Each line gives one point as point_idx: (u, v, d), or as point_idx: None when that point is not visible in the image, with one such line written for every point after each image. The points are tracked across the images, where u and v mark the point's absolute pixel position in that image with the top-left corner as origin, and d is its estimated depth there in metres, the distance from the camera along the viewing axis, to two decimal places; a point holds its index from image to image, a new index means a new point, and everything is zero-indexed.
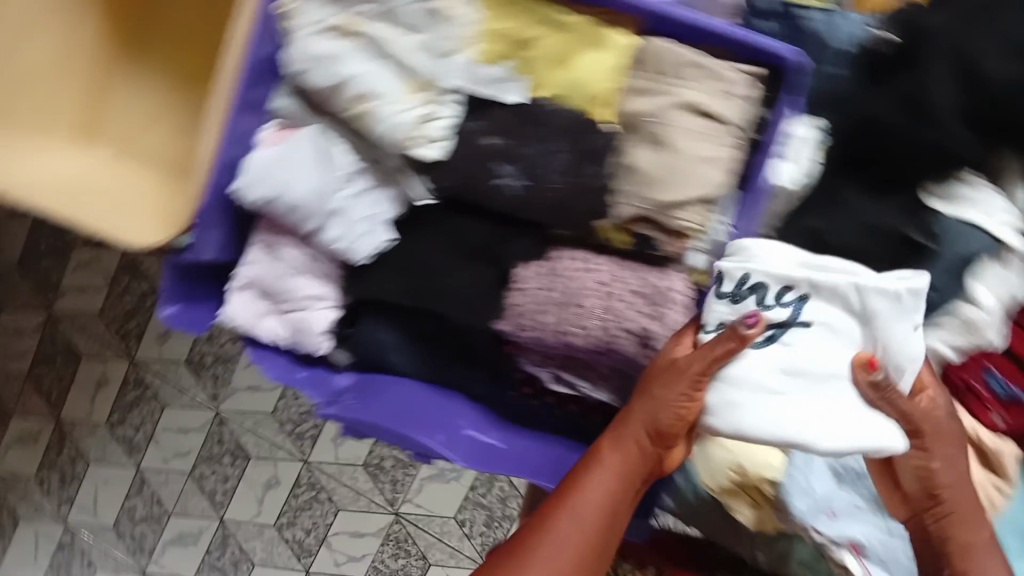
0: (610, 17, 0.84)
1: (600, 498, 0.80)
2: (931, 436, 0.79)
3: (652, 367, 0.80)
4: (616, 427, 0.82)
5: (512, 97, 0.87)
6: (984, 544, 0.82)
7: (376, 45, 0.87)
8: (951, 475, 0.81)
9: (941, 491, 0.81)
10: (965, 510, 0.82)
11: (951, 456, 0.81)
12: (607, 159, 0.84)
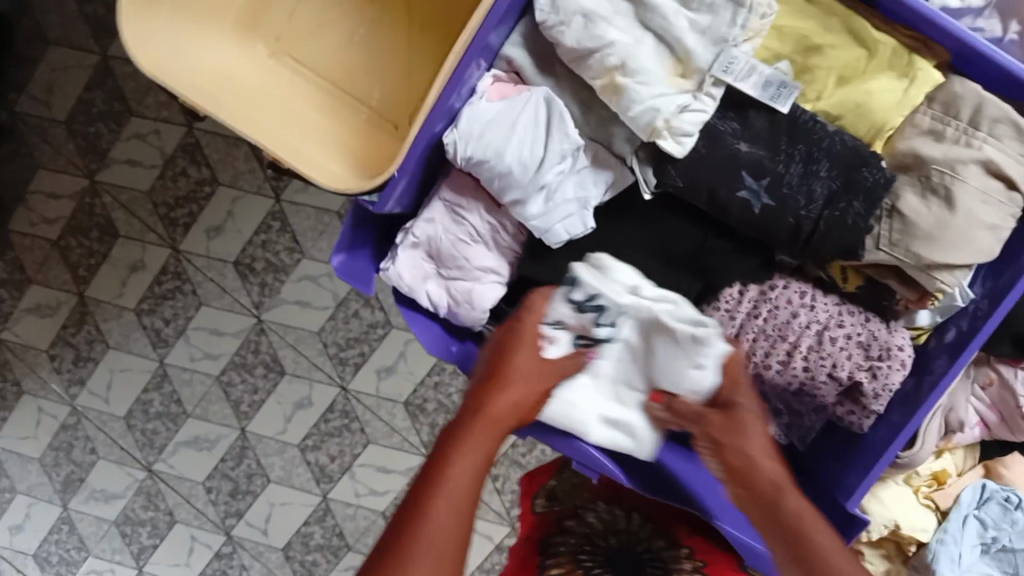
0: (915, 43, 0.75)
1: (467, 500, 0.61)
2: (739, 411, 0.71)
3: (519, 351, 0.73)
4: (482, 411, 0.68)
5: (781, 99, 0.76)
6: (841, 552, 0.61)
7: (644, 13, 0.75)
8: (769, 457, 0.69)
9: (755, 471, 0.68)
10: (787, 485, 0.67)
11: (769, 439, 0.70)
12: (873, 198, 0.75)
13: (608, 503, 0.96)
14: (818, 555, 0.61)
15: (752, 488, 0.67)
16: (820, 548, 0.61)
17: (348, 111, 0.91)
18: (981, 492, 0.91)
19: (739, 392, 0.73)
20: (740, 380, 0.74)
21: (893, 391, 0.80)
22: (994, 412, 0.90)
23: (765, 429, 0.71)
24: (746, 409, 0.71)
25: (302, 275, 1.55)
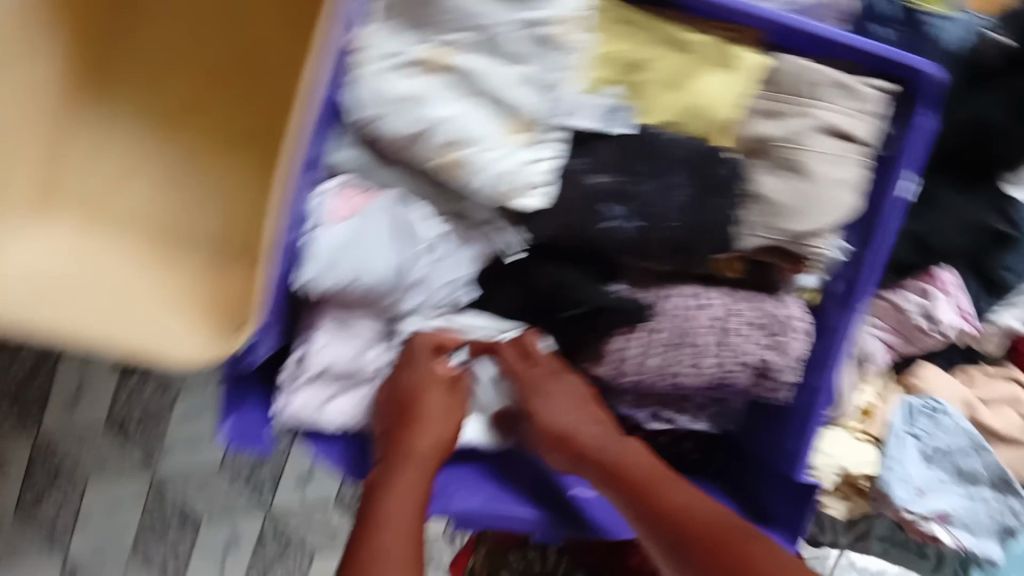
0: (731, 34, 0.76)
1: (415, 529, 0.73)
2: (548, 392, 0.82)
3: (425, 398, 0.79)
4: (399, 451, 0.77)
5: (620, 126, 0.77)
6: (666, 480, 0.77)
7: (471, 81, 0.72)
8: (595, 421, 0.82)
9: (588, 434, 0.81)
10: (617, 447, 0.80)
11: (589, 406, 0.83)
12: (732, 190, 0.77)
13: (518, 548, 1.05)
14: (659, 493, 0.76)
15: (573, 453, 0.82)
16: (664, 491, 0.76)
17: (191, 254, 0.80)
18: (904, 409, 0.95)
19: (553, 378, 0.82)
20: (554, 372, 0.82)
21: (801, 359, 0.83)
22: (896, 333, 0.93)
23: (590, 403, 0.83)
24: (558, 391, 0.82)
25: (185, 412, 1.28)
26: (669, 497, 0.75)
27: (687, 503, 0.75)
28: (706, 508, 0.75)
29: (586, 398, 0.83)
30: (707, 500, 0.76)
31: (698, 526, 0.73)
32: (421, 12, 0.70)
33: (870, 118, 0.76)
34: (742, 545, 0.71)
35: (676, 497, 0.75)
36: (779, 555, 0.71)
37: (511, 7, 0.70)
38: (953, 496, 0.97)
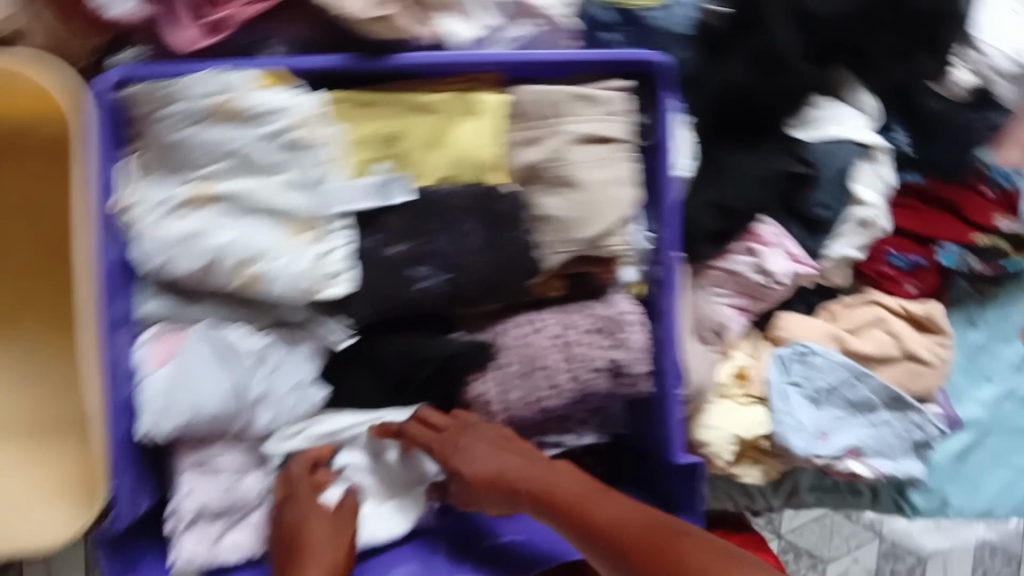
0: (468, 82, 0.80)
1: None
2: (464, 458, 0.82)
3: (309, 521, 0.82)
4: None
5: (400, 195, 0.81)
6: (591, 500, 0.76)
7: (240, 202, 0.76)
8: (516, 464, 0.82)
9: (516, 478, 0.81)
10: (544, 479, 0.80)
11: (508, 452, 0.82)
12: (520, 220, 0.82)
13: None
14: (587, 518, 0.75)
15: (510, 492, 0.82)
16: (589, 515, 0.75)
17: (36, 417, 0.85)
18: (778, 363, 0.98)
19: (456, 440, 0.83)
20: (460, 431, 0.83)
21: (647, 348, 0.87)
22: (742, 295, 0.97)
23: (507, 451, 0.83)
24: (473, 451, 0.82)
25: None
26: (593, 519, 0.74)
27: (612, 520, 0.73)
28: (637, 517, 0.73)
29: (506, 444, 0.83)
30: (630, 511, 0.73)
31: (623, 543, 0.71)
32: (172, 156, 0.75)
33: (622, 116, 0.81)
34: (668, 549, 0.68)
35: (601, 514, 0.74)
36: (701, 547, 0.67)
37: (249, 126, 0.74)
38: (854, 428, 1.00)
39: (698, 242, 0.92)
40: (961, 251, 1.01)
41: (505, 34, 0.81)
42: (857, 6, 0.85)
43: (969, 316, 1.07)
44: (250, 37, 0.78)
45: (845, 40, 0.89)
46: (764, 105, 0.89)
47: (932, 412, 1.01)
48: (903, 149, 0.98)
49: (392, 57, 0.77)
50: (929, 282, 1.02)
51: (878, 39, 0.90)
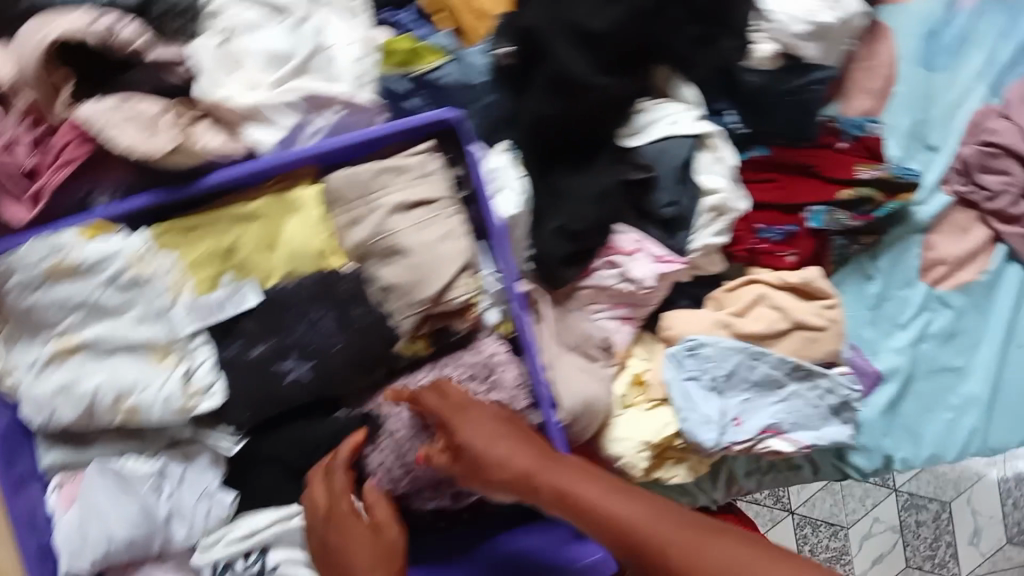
0: (282, 181, 0.87)
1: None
2: (475, 448, 0.78)
3: (349, 547, 0.82)
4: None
5: (250, 297, 0.87)
6: (611, 500, 0.71)
7: (101, 346, 0.83)
8: (521, 449, 0.78)
9: (526, 477, 0.76)
10: (548, 472, 0.75)
11: (511, 439, 0.78)
12: (365, 294, 0.87)
13: None
14: (609, 517, 0.70)
15: (513, 487, 0.77)
16: (610, 511, 0.70)
17: None
18: (671, 362, 1.01)
19: (458, 425, 0.80)
20: (456, 414, 0.81)
21: (520, 383, 0.90)
22: (619, 306, 1.01)
23: (511, 435, 0.79)
24: (474, 440, 0.78)
25: None
26: (615, 516, 0.70)
27: (641, 520, 0.69)
28: (655, 529, 0.68)
29: (504, 426, 0.80)
30: (661, 512, 0.69)
31: (662, 546, 0.67)
32: (28, 322, 0.82)
33: (434, 175, 0.86)
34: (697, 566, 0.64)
35: (621, 513, 0.70)
36: (728, 547, 0.65)
37: (86, 278, 0.82)
38: (766, 405, 1.02)
39: (554, 267, 0.95)
40: (829, 210, 1.02)
41: (311, 127, 0.89)
42: (637, 11, 0.88)
43: (864, 269, 1.07)
44: (78, 196, 0.85)
45: (641, 43, 0.91)
46: (581, 126, 0.93)
47: (841, 373, 1.02)
48: (737, 129, 1.01)
49: (205, 178, 0.85)
50: (807, 247, 1.03)
51: (676, 32, 0.92)
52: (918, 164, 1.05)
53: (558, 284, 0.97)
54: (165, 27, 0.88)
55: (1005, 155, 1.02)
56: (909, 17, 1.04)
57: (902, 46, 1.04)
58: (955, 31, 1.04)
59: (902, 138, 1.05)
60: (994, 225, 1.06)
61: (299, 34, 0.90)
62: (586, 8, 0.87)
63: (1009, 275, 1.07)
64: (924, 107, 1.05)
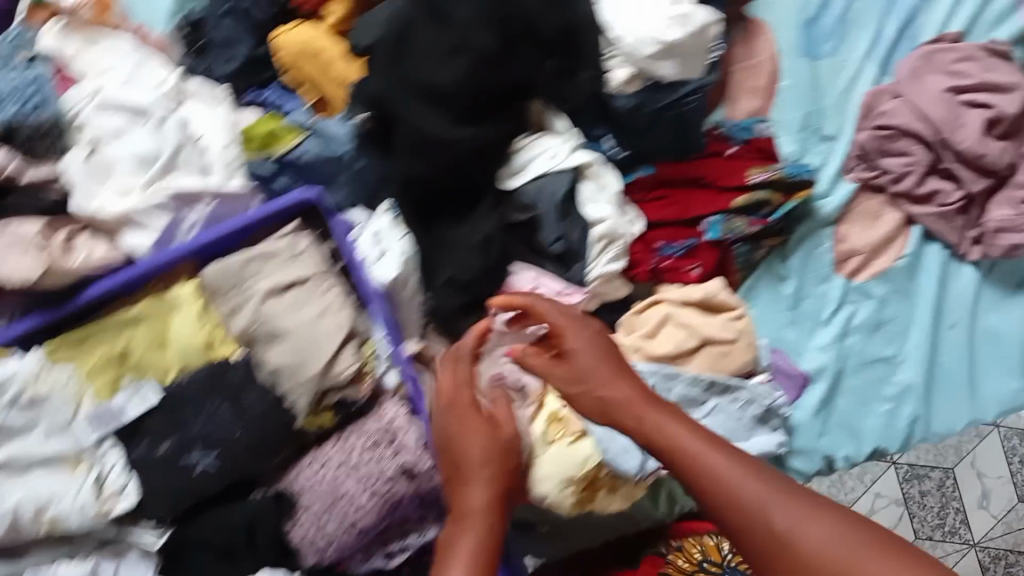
0: (163, 281, 0.91)
1: (479, 557, 0.72)
2: (596, 383, 0.80)
3: (464, 432, 0.83)
4: (473, 461, 0.81)
5: (150, 395, 0.90)
6: (719, 456, 0.68)
7: (14, 464, 0.86)
8: (616, 385, 0.80)
9: (636, 414, 0.76)
10: (655, 419, 0.75)
11: (614, 366, 0.82)
12: (255, 380, 0.90)
13: None
14: (702, 470, 0.68)
15: (610, 404, 0.79)
16: (708, 467, 0.67)
17: None
18: None
19: (573, 350, 0.84)
20: (567, 323, 0.86)
21: (422, 443, 0.92)
22: None
23: (615, 360, 0.83)
24: (611, 381, 0.80)
25: None
26: (717, 477, 0.67)
27: (747, 486, 0.65)
28: (750, 478, 0.66)
29: (622, 371, 0.81)
30: (758, 480, 0.65)
31: (768, 523, 0.63)
32: None
33: (303, 256, 0.89)
34: (798, 539, 0.61)
35: (728, 467, 0.67)
36: (832, 526, 0.61)
37: None
38: None
39: (451, 319, 0.97)
40: (725, 219, 1.00)
41: (186, 222, 0.91)
42: (482, 60, 0.87)
43: (775, 271, 1.05)
44: None
45: (496, 88, 0.91)
46: (450, 180, 0.93)
47: (759, 382, 1.01)
48: (614, 157, 1.00)
49: (85, 292, 0.89)
50: (711, 258, 1.02)
51: (534, 67, 0.92)
52: (815, 158, 1.02)
53: (457, 334, 0.98)
54: (35, 149, 0.89)
55: (901, 136, 0.98)
56: (784, 8, 1.01)
57: (781, 38, 1.01)
58: (834, 15, 1.01)
59: (794, 133, 1.02)
60: (904, 207, 1.02)
61: (163, 133, 0.92)
62: (429, 65, 0.87)
63: (928, 256, 1.04)
64: (814, 98, 1.02)
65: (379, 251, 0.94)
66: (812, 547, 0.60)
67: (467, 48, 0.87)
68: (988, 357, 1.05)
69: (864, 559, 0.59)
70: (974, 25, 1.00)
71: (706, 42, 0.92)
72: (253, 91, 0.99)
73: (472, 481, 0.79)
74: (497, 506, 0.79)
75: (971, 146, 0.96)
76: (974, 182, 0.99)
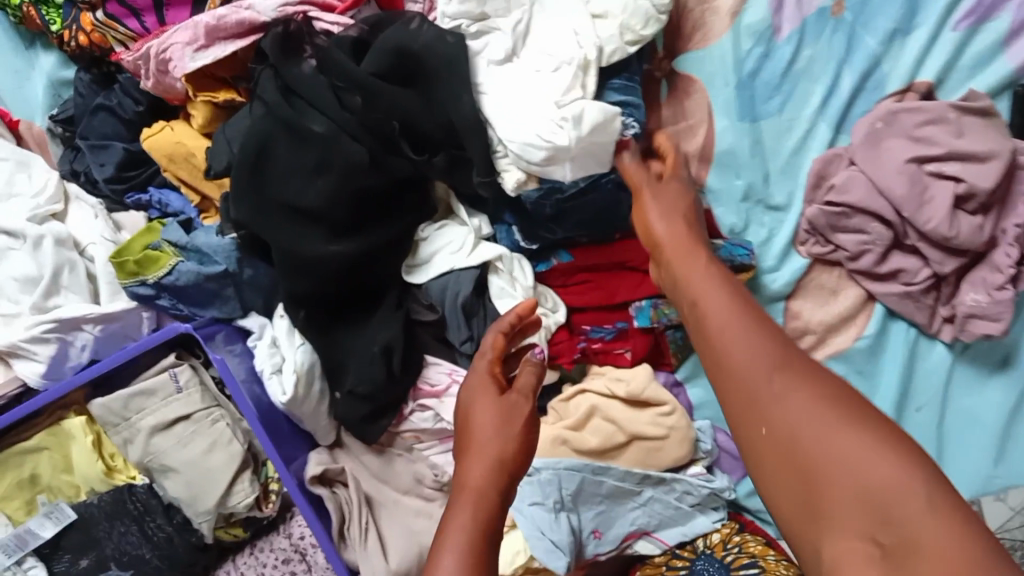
0: (58, 409, 0.89)
1: (490, 484, 0.58)
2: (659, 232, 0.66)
3: (473, 403, 0.64)
4: (494, 441, 0.60)
5: (63, 516, 0.89)
6: (743, 304, 0.52)
7: None
8: (677, 228, 0.65)
9: (678, 260, 0.61)
10: (697, 261, 0.59)
11: (684, 220, 0.66)
12: (159, 504, 0.89)
13: None
14: (708, 317, 0.52)
15: (662, 245, 0.64)
16: (716, 313, 0.52)
17: None
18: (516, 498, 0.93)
19: (655, 192, 0.72)
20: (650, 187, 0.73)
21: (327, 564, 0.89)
22: (448, 439, 0.95)
23: (687, 214, 0.68)
24: (684, 238, 0.63)
25: None
26: (710, 322, 0.51)
27: (755, 342, 0.49)
28: (763, 332, 0.49)
29: (691, 228, 0.65)
30: (759, 330, 0.49)
31: (762, 385, 0.47)
32: None
33: (186, 392, 0.86)
34: (782, 402, 0.46)
35: (739, 320, 0.50)
36: (817, 390, 0.46)
37: None
38: (621, 512, 0.96)
39: (358, 427, 0.91)
40: (657, 302, 0.91)
41: (74, 346, 0.87)
42: (350, 172, 0.80)
43: None
44: None
45: (378, 193, 0.84)
46: (343, 289, 0.87)
47: (695, 474, 0.96)
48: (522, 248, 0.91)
49: None
50: (642, 342, 0.94)
51: (413, 167, 0.84)
52: (754, 235, 0.91)
53: (368, 438, 0.92)
54: None
55: (855, 213, 0.85)
56: (715, 62, 0.88)
57: (715, 98, 0.89)
58: (776, 68, 0.87)
59: (735, 205, 0.90)
60: (864, 284, 0.90)
61: (43, 253, 0.89)
62: (293, 187, 0.81)
63: (892, 336, 0.92)
64: (756, 166, 0.89)
65: (272, 367, 0.89)
66: (791, 411, 0.45)
67: (330, 166, 0.80)
68: (959, 442, 0.91)
69: (842, 428, 0.44)
70: (946, 78, 0.84)
71: (609, 136, 0.77)
72: (134, 194, 0.94)
73: (476, 454, 0.60)
74: (507, 481, 0.59)
75: (937, 226, 0.82)
76: (943, 261, 0.85)
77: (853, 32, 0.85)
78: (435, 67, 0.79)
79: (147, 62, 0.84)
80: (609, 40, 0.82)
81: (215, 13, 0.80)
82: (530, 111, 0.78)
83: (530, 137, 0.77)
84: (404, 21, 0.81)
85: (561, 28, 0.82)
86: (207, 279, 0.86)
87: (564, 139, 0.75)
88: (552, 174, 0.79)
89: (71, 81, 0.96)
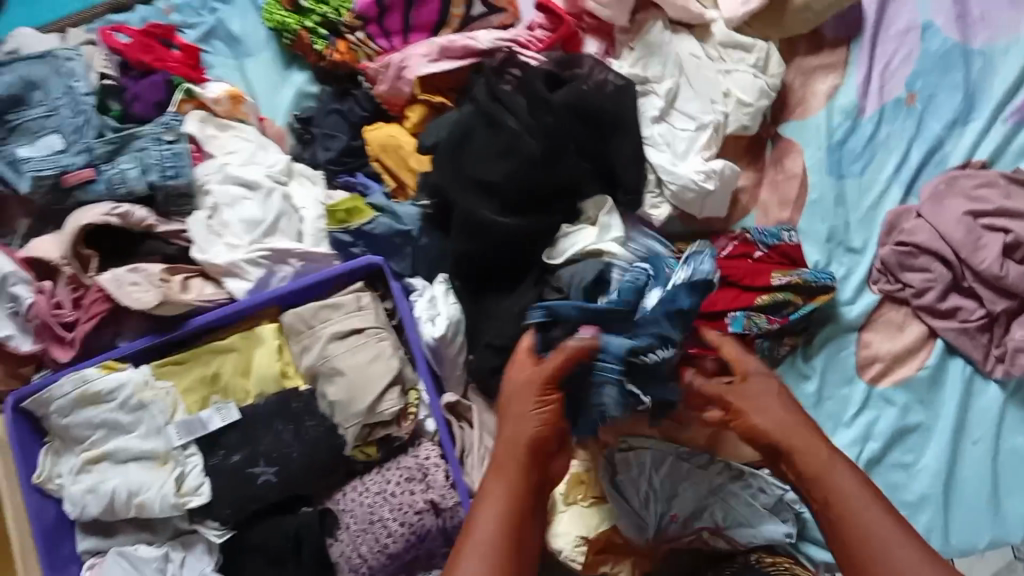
0: (253, 321, 1.09)
1: (515, 453, 0.83)
2: (796, 446, 0.84)
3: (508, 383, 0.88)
4: (517, 440, 0.83)
5: (229, 413, 1.05)
6: (896, 537, 0.74)
7: (118, 455, 1.05)
8: (782, 415, 0.86)
9: (858, 509, 0.77)
10: (854, 496, 0.78)
11: (770, 403, 0.87)
12: (314, 411, 1.04)
13: None
14: (834, 501, 0.79)
15: (775, 454, 0.86)
16: (888, 561, 0.73)
17: None
18: (606, 467, 1.07)
19: (744, 396, 0.89)
20: (740, 394, 0.89)
21: (447, 484, 1.03)
22: None
23: (787, 409, 0.87)
24: (836, 461, 0.82)
25: None
26: (856, 521, 0.76)
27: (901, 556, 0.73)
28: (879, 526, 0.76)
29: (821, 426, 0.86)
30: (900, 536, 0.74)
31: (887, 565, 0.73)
32: (67, 440, 1.07)
33: (365, 310, 1.05)
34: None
35: (891, 550, 0.73)
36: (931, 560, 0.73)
37: (99, 407, 1.05)
38: (703, 502, 1.06)
39: (486, 377, 1.07)
40: (750, 317, 1.03)
41: (279, 274, 1.10)
42: (528, 159, 1.02)
43: (800, 367, 1.09)
44: (103, 339, 1.11)
45: (550, 184, 1.04)
46: (499, 258, 1.07)
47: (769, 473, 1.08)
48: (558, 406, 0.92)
49: (191, 321, 1.08)
50: None
51: (573, 165, 1.05)
52: (838, 267, 1.10)
53: (492, 392, 1.09)
54: (170, 209, 1.12)
55: (921, 253, 1.05)
56: (814, 129, 1.12)
57: (808, 157, 1.12)
58: (859, 140, 1.11)
59: (819, 243, 1.10)
60: (928, 320, 1.07)
61: (269, 204, 1.12)
62: (483, 165, 1.03)
63: (951, 370, 1.07)
64: (838, 215, 1.10)
65: (431, 314, 1.08)
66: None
67: (514, 154, 1.02)
68: (1013, 477, 1.03)
69: None
70: (998, 156, 1.07)
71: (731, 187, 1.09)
72: (344, 175, 1.17)
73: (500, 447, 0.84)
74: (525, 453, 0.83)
75: (989, 266, 1.00)
76: (995, 300, 1.03)
77: (921, 119, 1.10)
78: (606, 103, 1.06)
79: (387, 70, 1.11)
80: (735, 111, 1.10)
81: (449, 38, 1.10)
82: (682, 153, 1.08)
83: (688, 171, 1.06)
84: (578, 61, 1.08)
85: (696, 90, 1.10)
86: (397, 234, 1.09)
87: (717, 164, 1.06)
88: (710, 189, 1.06)
89: (316, 93, 1.23)
